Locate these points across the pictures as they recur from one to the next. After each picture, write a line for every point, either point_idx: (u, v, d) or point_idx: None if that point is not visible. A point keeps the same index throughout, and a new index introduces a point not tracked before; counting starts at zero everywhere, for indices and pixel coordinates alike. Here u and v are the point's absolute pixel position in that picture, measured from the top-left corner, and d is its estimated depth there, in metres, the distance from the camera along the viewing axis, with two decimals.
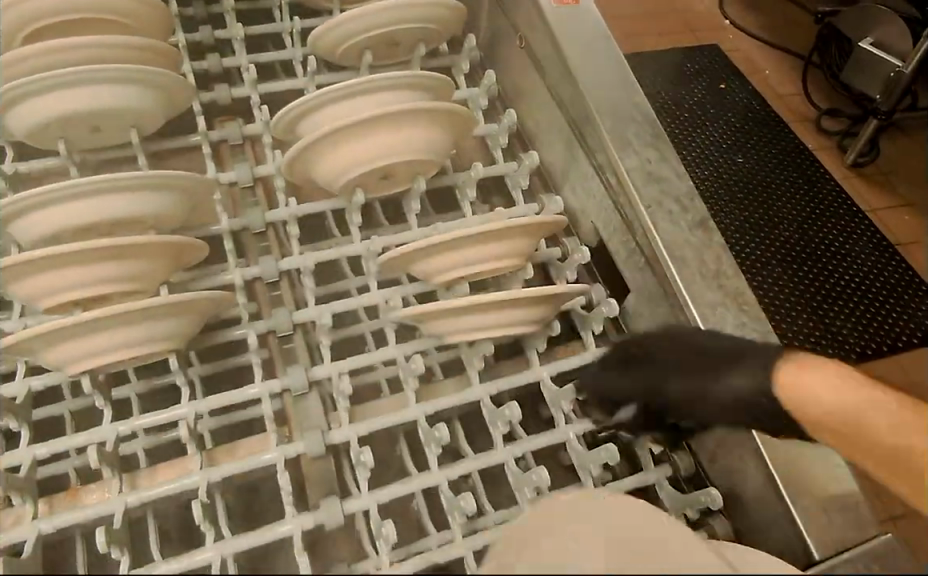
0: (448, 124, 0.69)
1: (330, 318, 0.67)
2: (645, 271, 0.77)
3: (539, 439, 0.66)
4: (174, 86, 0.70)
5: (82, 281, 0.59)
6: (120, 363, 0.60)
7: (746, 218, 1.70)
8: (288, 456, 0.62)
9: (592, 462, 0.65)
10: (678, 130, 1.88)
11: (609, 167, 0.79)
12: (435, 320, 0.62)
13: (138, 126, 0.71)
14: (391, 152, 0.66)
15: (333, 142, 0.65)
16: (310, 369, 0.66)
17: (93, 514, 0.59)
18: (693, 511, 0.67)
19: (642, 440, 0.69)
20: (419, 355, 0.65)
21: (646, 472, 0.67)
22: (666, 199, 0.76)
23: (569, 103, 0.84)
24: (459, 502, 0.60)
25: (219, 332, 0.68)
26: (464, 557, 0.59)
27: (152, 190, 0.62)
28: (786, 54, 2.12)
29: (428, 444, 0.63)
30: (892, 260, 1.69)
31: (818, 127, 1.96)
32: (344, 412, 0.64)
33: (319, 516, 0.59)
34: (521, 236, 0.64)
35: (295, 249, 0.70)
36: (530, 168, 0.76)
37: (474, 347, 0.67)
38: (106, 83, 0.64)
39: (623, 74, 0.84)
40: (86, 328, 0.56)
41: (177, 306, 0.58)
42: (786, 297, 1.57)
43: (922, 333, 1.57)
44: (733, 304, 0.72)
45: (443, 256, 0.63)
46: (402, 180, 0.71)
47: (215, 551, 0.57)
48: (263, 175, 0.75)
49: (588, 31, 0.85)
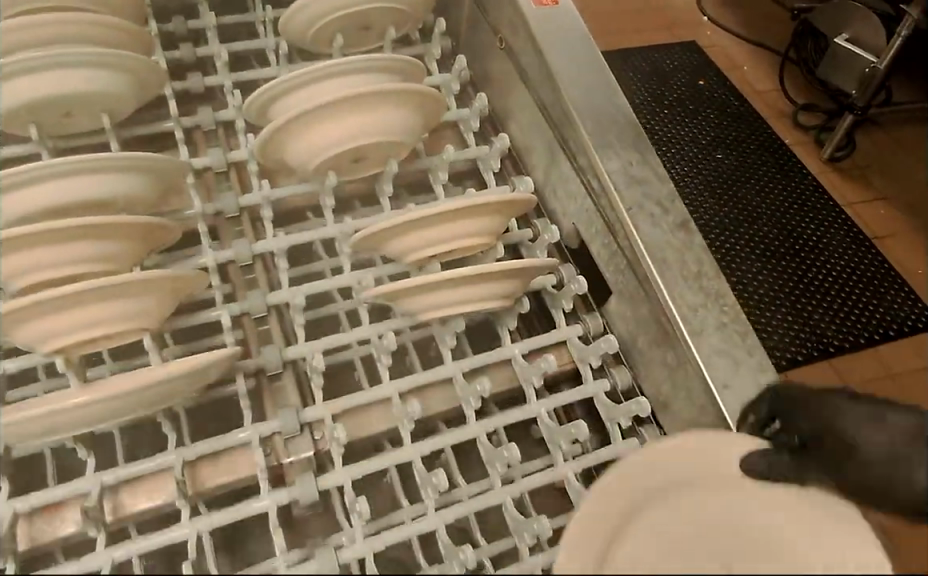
0: (419, 106, 0.70)
1: (305, 298, 0.67)
2: (628, 273, 0.77)
3: (509, 414, 0.66)
4: (145, 69, 0.70)
5: (52, 261, 0.59)
6: (93, 342, 0.60)
7: (725, 215, 1.73)
8: (264, 435, 0.63)
9: (562, 438, 0.65)
10: (657, 125, 1.89)
11: (591, 171, 0.79)
12: (407, 298, 0.63)
13: (109, 110, 0.71)
14: (364, 132, 0.67)
15: (305, 123, 0.66)
16: (285, 349, 0.66)
17: (71, 491, 0.60)
18: None
19: (610, 413, 0.69)
20: (392, 332, 0.66)
21: (614, 445, 0.67)
22: (647, 202, 0.76)
23: (543, 92, 0.85)
24: (432, 477, 0.61)
25: (192, 314, 0.68)
26: (437, 530, 0.60)
27: (124, 170, 0.63)
28: (762, 50, 2.15)
29: (401, 421, 0.64)
30: (869, 254, 1.71)
31: (795, 122, 1.98)
32: (318, 389, 0.65)
33: (295, 492, 0.60)
34: (490, 214, 0.65)
35: (269, 232, 0.71)
36: (500, 149, 0.77)
37: (446, 325, 0.68)
38: (74, 65, 0.65)
39: (596, 62, 0.84)
40: (56, 305, 0.56)
41: (149, 282, 0.58)
42: (765, 292, 1.59)
43: (898, 327, 1.59)
44: (714, 305, 0.72)
45: (414, 235, 0.64)
46: (377, 162, 0.72)
47: (190, 527, 0.58)
48: (237, 161, 0.75)
49: (567, 27, 0.85)
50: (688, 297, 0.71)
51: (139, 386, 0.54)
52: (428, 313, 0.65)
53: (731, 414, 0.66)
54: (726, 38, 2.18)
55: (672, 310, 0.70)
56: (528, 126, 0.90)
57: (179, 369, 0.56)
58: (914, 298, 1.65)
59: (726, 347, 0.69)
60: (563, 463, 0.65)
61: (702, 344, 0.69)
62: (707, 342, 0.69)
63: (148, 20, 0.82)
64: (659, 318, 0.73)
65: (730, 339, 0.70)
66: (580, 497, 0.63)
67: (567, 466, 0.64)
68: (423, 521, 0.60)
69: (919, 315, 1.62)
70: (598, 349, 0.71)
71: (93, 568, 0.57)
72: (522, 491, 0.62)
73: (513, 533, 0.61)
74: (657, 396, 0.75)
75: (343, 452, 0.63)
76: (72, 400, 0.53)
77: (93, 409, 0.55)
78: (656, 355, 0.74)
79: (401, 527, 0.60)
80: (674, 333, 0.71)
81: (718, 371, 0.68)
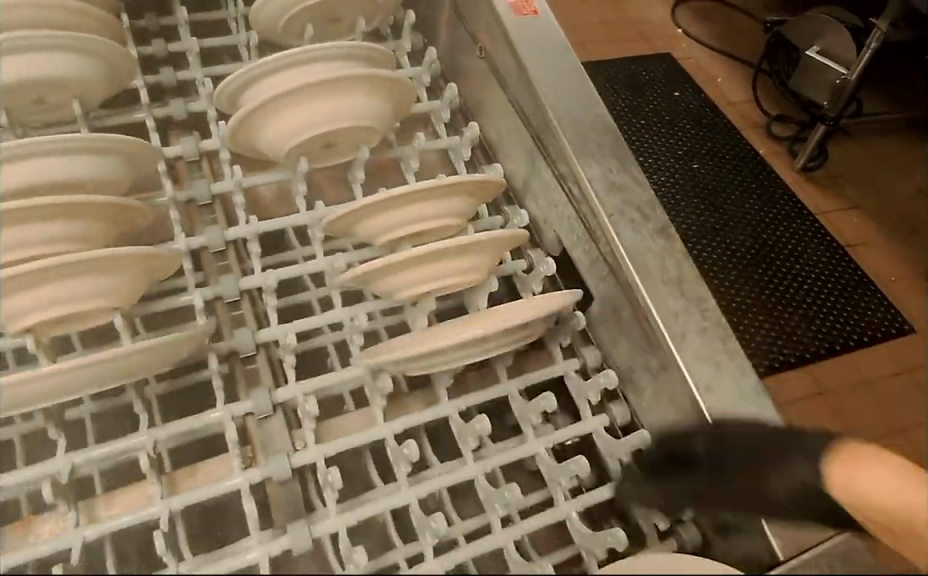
0: (386, 92, 0.71)
1: (277, 282, 0.68)
2: (611, 282, 0.78)
3: (485, 392, 0.68)
4: (113, 55, 0.71)
5: (23, 240, 0.59)
6: (60, 322, 0.60)
7: (702, 224, 1.75)
8: (236, 415, 0.63)
9: (532, 412, 0.67)
10: (634, 135, 1.92)
11: (571, 178, 0.80)
12: (375, 279, 0.64)
13: (80, 96, 0.72)
14: (329, 119, 0.68)
15: (275, 107, 0.67)
16: (257, 332, 0.67)
17: (36, 474, 0.59)
18: (626, 456, 0.69)
19: (581, 390, 0.73)
20: (365, 312, 0.68)
21: (586, 421, 0.70)
22: (627, 209, 0.77)
23: (515, 87, 0.87)
24: (404, 451, 0.62)
25: (163, 299, 0.68)
26: (411, 505, 0.60)
27: (95, 152, 0.64)
28: (735, 61, 2.19)
29: (373, 397, 0.66)
30: (843, 262, 1.74)
31: (769, 132, 2.01)
32: (291, 369, 0.66)
33: (267, 469, 0.60)
34: (456, 194, 0.67)
35: (241, 218, 0.71)
36: (470, 139, 0.79)
37: (417, 307, 0.68)
38: (38, 51, 0.65)
39: (568, 62, 0.86)
40: (21, 284, 0.56)
41: (117, 259, 0.58)
42: (743, 300, 1.61)
43: (870, 332, 1.62)
44: (696, 311, 0.72)
45: (382, 217, 0.65)
46: (348, 150, 0.74)
47: (162, 505, 0.58)
48: (209, 150, 0.76)
49: (542, 30, 0.87)
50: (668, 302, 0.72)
51: (106, 359, 0.55)
52: (397, 294, 0.66)
53: (713, 416, 0.67)
54: (699, 49, 2.21)
55: (652, 313, 0.71)
56: (505, 128, 0.92)
57: (147, 344, 0.57)
58: (887, 304, 1.67)
59: (707, 351, 0.71)
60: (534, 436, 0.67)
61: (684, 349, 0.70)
62: (689, 347, 0.70)
63: (121, 14, 0.83)
64: (642, 324, 0.74)
65: (710, 343, 0.71)
66: (551, 468, 0.65)
67: (539, 440, 0.66)
68: (396, 495, 0.61)
69: (891, 320, 1.65)
70: (597, 384, 0.72)
71: (63, 547, 0.57)
72: (492, 466, 0.64)
73: (487, 506, 0.62)
74: (640, 402, 0.76)
75: (314, 429, 0.64)
76: (39, 371, 0.54)
77: (60, 381, 0.55)
78: (639, 360, 0.75)
79: (374, 501, 0.61)
80: (657, 338, 0.72)
81: (700, 374, 0.69)
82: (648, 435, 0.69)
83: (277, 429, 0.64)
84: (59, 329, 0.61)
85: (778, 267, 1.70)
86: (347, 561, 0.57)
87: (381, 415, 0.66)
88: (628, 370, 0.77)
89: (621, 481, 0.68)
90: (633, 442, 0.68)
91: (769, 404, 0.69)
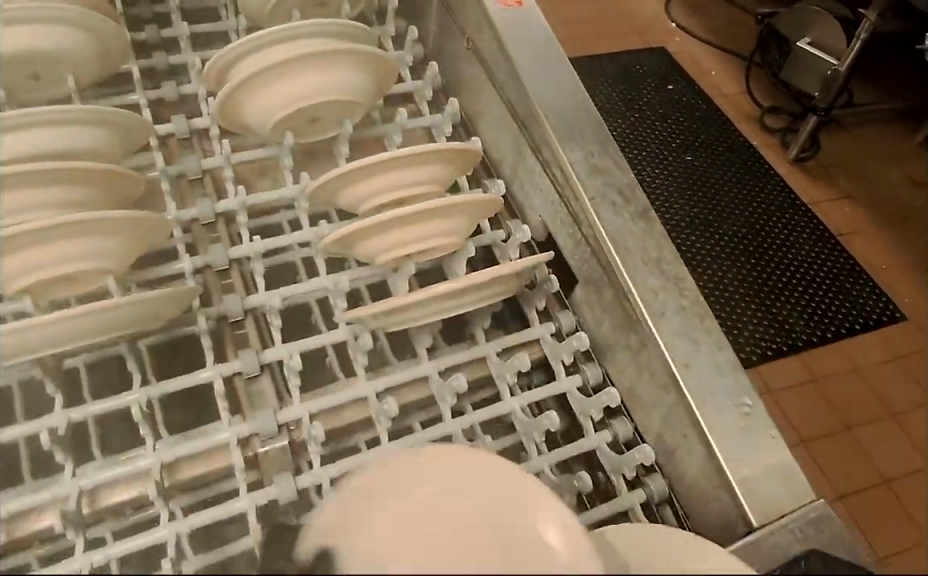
0: (369, 68, 0.73)
1: (282, 301, 0.69)
2: (591, 260, 0.80)
3: (488, 410, 0.69)
4: (107, 32, 0.74)
5: (24, 203, 0.61)
6: (58, 283, 0.62)
7: (694, 215, 1.78)
8: (225, 375, 0.66)
9: (536, 430, 0.70)
10: (627, 128, 1.94)
11: (555, 164, 0.82)
12: (358, 241, 0.67)
13: (75, 73, 0.74)
14: (312, 93, 0.70)
15: (263, 82, 0.69)
16: (246, 298, 0.69)
17: (34, 428, 0.61)
18: (629, 471, 0.71)
19: (555, 350, 0.77)
20: (347, 278, 0.70)
21: (587, 438, 0.72)
22: (609, 192, 0.79)
23: (498, 73, 0.89)
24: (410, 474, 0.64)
25: (156, 267, 0.69)
26: None
27: (89, 125, 0.66)
28: (728, 53, 2.21)
29: (356, 356, 0.69)
30: (834, 251, 1.76)
31: (762, 124, 2.03)
32: (278, 332, 0.69)
33: (255, 424, 0.63)
34: (437, 162, 0.70)
35: (229, 191, 0.73)
36: (451, 114, 0.82)
37: (398, 273, 0.71)
38: (38, 21, 0.68)
39: (551, 47, 0.88)
40: (22, 243, 0.58)
41: (117, 222, 0.61)
42: (735, 290, 1.63)
43: (862, 321, 1.64)
44: (675, 292, 0.74)
45: (363, 184, 0.69)
46: (331, 125, 0.76)
47: (154, 457, 0.61)
48: (199, 128, 0.78)
49: (525, 20, 0.88)
50: (648, 281, 0.74)
51: (105, 308, 0.58)
52: (379, 257, 0.69)
53: (690, 390, 0.69)
54: (692, 42, 2.23)
55: (631, 291, 0.74)
56: (489, 112, 0.93)
57: (143, 297, 0.60)
58: (878, 293, 1.69)
59: (686, 329, 0.72)
60: (539, 456, 0.69)
61: (662, 326, 0.72)
62: (667, 325, 0.72)
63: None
64: (623, 303, 0.75)
65: (688, 321, 0.73)
66: (555, 486, 0.68)
67: (543, 458, 0.68)
68: None
69: (881, 309, 1.66)
70: (570, 346, 0.76)
71: (61, 495, 0.59)
72: None
73: None
74: (622, 379, 0.78)
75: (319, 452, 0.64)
76: (40, 318, 0.56)
77: (60, 327, 0.58)
78: (620, 340, 0.77)
79: None
80: (636, 317, 0.74)
81: (678, 350, 0.71)
82: (649, 449, 0.72)
83: (266, 388, 0.67)
84: (55, 290, 0.63)
85: (769, 256, 1.72)
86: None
87: (364, 372, 0.69)
88: (610, 348, 0.79)
89: (624, 498, 0.70)
90: (637, 457, 0.71)
91: (746, 379, 0.71)
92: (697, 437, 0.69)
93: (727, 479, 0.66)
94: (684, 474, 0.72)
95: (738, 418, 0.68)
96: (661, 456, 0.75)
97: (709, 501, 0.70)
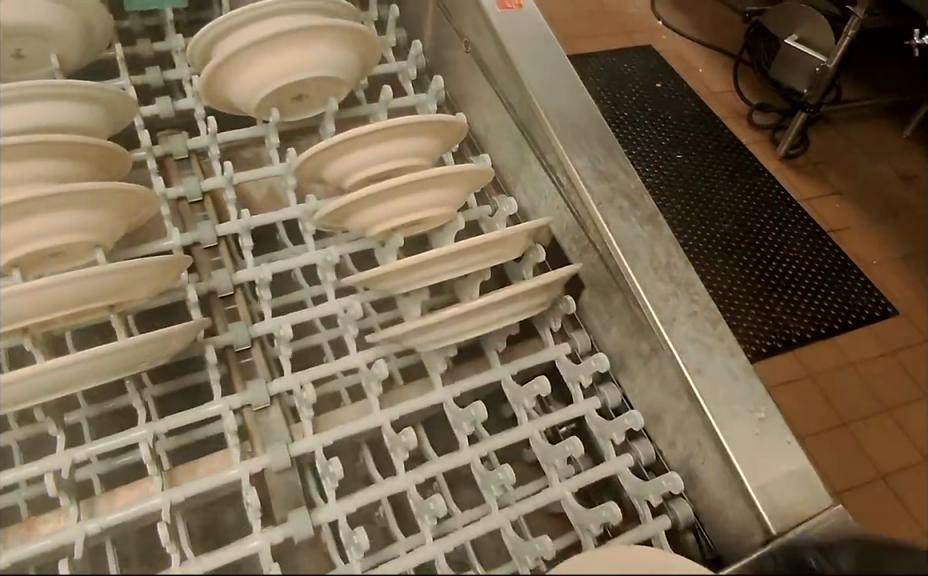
0: (352, 43, 0.71)
1: (271, 274, 0.67)
2: (598, 265, 0.76)
3: (478, 378, 0.70)
4: (92, 7, 0.72)
5: (13, 178, 0.59)
6: (45, 255, 0.60)
7: (685, 212, 1.77)
8: (217, 347, 0.65)
9: (525, 396, 0.69)
10: (616, 125, 1.94)
11: (560, 168, 0.79)
12: (351, 212, 0.66)
13: (61, 52, 0.73)
14: (292, 72, 0.68)
15: (245, 58, 0.67)
16: (236, 273, 0.68)
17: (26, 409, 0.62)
18: (619, 438, 0.70)
19: (543, 318, 0.78)
20: (337, 249, 0.69)
21: (573, 407, 0.70)
22: (616, 196, 0.76)
23: (488, 62, 0.87)
24: (402, 438, 0.63)
25: (142, 245, 0.68)
26: (406, 490, 0.62)
27: (74, 100, 0.65)
28: (715, 50, 2.20)
29: (347, 328, 0.67)
30: (827, 247, 1.75)
31: (752, 121, 2.02)
32: (268, 305, 0.67)
33: (246, 396, 0.63)
34: (423, 132, 0.68)
35: (217, 168, 0.72)
36: (435, 92, 0.81)
37: (387, 246, 0.69)
38: None
39: (546, 35, 0.85)
40: (8, 215, 0.56)
41: (104, 193, 0.59)
42: (730, 287, 1.62)
43: (856, 317, 1.62)
44: (685, 296, 0.71)
45: (348, 157, 0.67)
46: (317, 102, 0.75)
47: (147, 429, 0.61)
48: (185, 110, 0.76)
49: (519, 11, 0.85)
50: (653, 280, 0.71)
51: (92, 275, 0.56)
52: (367, 229, 0.68)
53: (703, 396, 0.66)
54: (683, 42, 2.22)
55: (643, 302, 0.70)
56: (480, 101, 0.90)
57: (127, 344, 0.57)
58: (871, 289, 1.67)
59: (698, 335, 0.69)
60: (528, 421, 0.68)
61: (674, 334, 0.69)
62: (679, 331, 0.69)
63: None
64: (633, 311, 0.72)
65: (701, 327, 0.70)
66: (544, 453, 0.67)
67: (532, 425, 0.67)
68: (390, 483, 0.62)
69: (875, 303, 1.65)
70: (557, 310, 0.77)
71: (54, 467, 0.59)
72: (488, 449, 0.65)
73: (481, 489, 0.64)
74: (631, 387, 0.75)
75: (312, 416, 0.64)
76: (28, 285, 0.54)
77: (44, 297, 0.56)
78: (630, 346, 0.74)
79: (368, 490, 0.61)
80: (646, 322, 0.71)
81: (690, 357, 0.68)
82: (639, 415, 0.70)
83: (256, 360, 0.66)
84: (41, 264, 0.61)
85: (763, 252, 1.71)
86: (349, 544, 0.58)
87: (354, 344, 0.68)
88: (620, 355, 0.76)
89: (615, 460, 0.68)
90: (626, 422, 0.69)
91: (762, 388, 0.67)
92: (712, 446, 0.66)
93: (744, 488, 0.63)
94: (700, 482, 0.69)
95: (753, 423, 0.65)
96: (673, 463, 0.72)
97: (726, 509, 0.66)
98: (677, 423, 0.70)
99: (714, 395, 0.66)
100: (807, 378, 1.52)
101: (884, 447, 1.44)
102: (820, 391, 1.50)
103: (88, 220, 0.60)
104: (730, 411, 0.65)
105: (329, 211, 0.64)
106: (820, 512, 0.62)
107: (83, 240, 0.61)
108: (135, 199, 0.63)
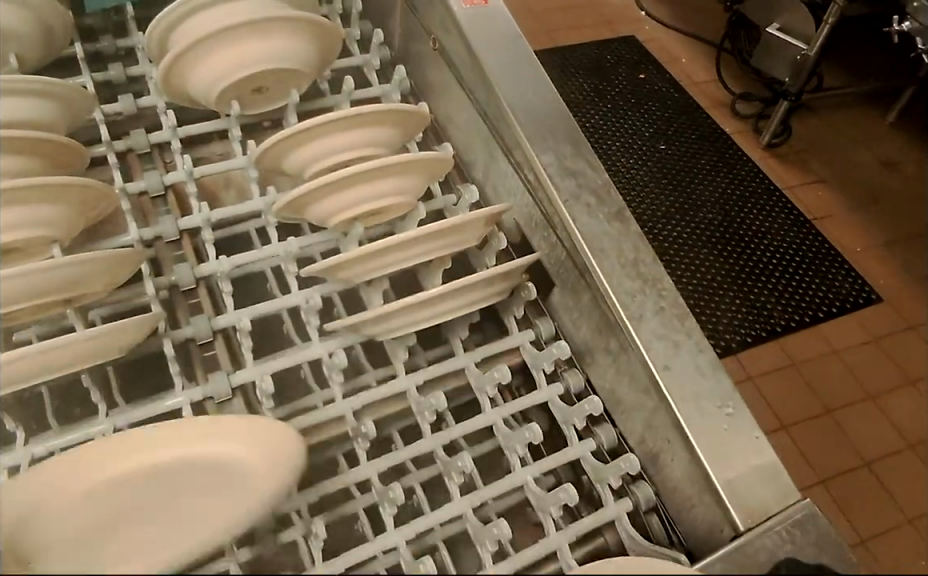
0: (311, 35, 0.71)
1: (232, 267, 0.67)
2: (566, 261, 0.76)
3: (439, 365, 0.70)
4: (50, 5, 0.71)
5: None
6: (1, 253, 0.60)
7: (667, 204, 1.77)
8: (178, 341, 0.65)
9: (487, 383, 0.69)
10: (598, 117, 1.94)
11: (527, 166, 0.78)
12: (310, 202, 0.66)
13: (20, 52, 0.72)
14: (250, 62, 0.68)
15: (203, 51, 0.67)
16: (198, 266, 0.68)
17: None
18: (579, 422, 0.70)
19: (505, 307, 0.79)
20: (298, 239, 0.69)
21: (534, 393, 0.71)
22: (583, 193, 0.76)
23: (455, 57, 0.86)
24: (361, 428, 0.65)
25: (103, 241, 0.67)
26: (371, 478, 0.62)
27: (28, 95, 0.64)
28: (695, 39, 2.20)
29: (309, 320, 0.67)
30: (809, 235, 1.75)
31: (733, 111, 2.02)
32: (230, 298, 0.67)
33: (208, 389, 0.63)
34: (379, 121, 0.68)
35: (178, 160, 0.71)
36: (398, 82, 0.81)
37: (348, 237, 0.69)
38: None
39: (511, 29, 0.84)
40: None
41: (56, 188, 0.59)
42: (712, 278, 1.62)
43: (838, 304, 1.63)
44: (652, 292, 0.71)
45: (308, 147, 0.67)
46: (279, 95, 0.74)
47: (109, 422, 0.61)
48: (147, 108, 0.75)
49: (486, 6, 0.85)
50: (619, 276, 0.71)
51: (46, 269, 0.56)
52: (328, 219, 0.68)
53: (671, 393, 0.66)
54: (663, 31, 2.22)
55: (609, 296, 0.70)
56: (448, 95, 0.90)
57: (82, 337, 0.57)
58: (852, 276, 1.68)
59: (665, 331, 0.69)
60: (490, 408, 0.69)
61: (641, 330, 0.69)
62: (646, 327, 0.69)
63: None
64: (602, 308, 0.72)
65: (669, 323, 0.70)
66: (506, 438, 0.68)
67: (494, 412, 0.68)
68: (356, 471, 0.62)
69: (857, 291, 1.66)
70: (517, 300, 0.78)
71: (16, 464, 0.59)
72: (452, 437, 0.66)
73: (443, 475, 0.65)
74: (600, 382, 0.75)
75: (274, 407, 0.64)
76: None
77: None
78: (600, 343, 0.74)
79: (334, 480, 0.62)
80: (615, 322, 0.71)
81: (657, 353, 0.68)
82: (598, 399, 0.70)
83: (220, 353, 0.66)
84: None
85: (744, 241, 1.71)
86: (311, 534, 0.59)
87: (317, 334, 0.68)
88: (589, 351, 0.76)
89: (574, 446, 0.69)
90: (586, 407, 0.69)
91: (728, 383, 0.68)
92: (680, 442, 0.66)
93: (712, 483, 0.63)
94: (670, 478, 0.69)
95: (720, 419, 0.65)
96: (644, 459, 0.72)
97: (695, 504, 0.66)
98: (646, 419, 0.70)
99: (682, 391, 0.66)
100: (788, 367, 1.53)
101: (867, 432, 1.46)
102: (803, 380, 1.51)
103: (42, 216, 0.60)
104: (697, 406, 0.66)
105: (287, 199, 0.64)
106: (788, 507, 0.62)
107: (38, 236, 0.60)
108: (93, 193, 0.62)
